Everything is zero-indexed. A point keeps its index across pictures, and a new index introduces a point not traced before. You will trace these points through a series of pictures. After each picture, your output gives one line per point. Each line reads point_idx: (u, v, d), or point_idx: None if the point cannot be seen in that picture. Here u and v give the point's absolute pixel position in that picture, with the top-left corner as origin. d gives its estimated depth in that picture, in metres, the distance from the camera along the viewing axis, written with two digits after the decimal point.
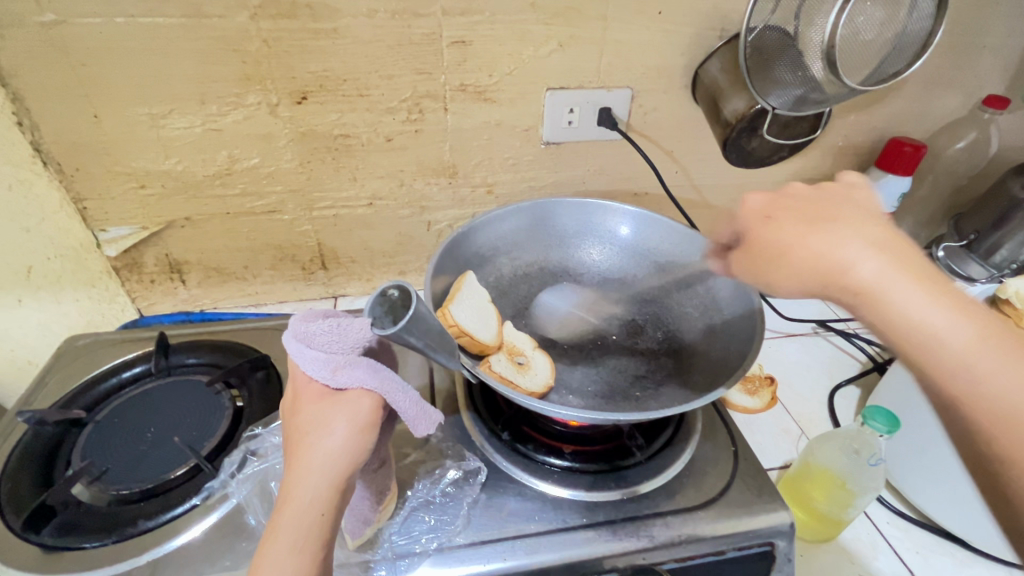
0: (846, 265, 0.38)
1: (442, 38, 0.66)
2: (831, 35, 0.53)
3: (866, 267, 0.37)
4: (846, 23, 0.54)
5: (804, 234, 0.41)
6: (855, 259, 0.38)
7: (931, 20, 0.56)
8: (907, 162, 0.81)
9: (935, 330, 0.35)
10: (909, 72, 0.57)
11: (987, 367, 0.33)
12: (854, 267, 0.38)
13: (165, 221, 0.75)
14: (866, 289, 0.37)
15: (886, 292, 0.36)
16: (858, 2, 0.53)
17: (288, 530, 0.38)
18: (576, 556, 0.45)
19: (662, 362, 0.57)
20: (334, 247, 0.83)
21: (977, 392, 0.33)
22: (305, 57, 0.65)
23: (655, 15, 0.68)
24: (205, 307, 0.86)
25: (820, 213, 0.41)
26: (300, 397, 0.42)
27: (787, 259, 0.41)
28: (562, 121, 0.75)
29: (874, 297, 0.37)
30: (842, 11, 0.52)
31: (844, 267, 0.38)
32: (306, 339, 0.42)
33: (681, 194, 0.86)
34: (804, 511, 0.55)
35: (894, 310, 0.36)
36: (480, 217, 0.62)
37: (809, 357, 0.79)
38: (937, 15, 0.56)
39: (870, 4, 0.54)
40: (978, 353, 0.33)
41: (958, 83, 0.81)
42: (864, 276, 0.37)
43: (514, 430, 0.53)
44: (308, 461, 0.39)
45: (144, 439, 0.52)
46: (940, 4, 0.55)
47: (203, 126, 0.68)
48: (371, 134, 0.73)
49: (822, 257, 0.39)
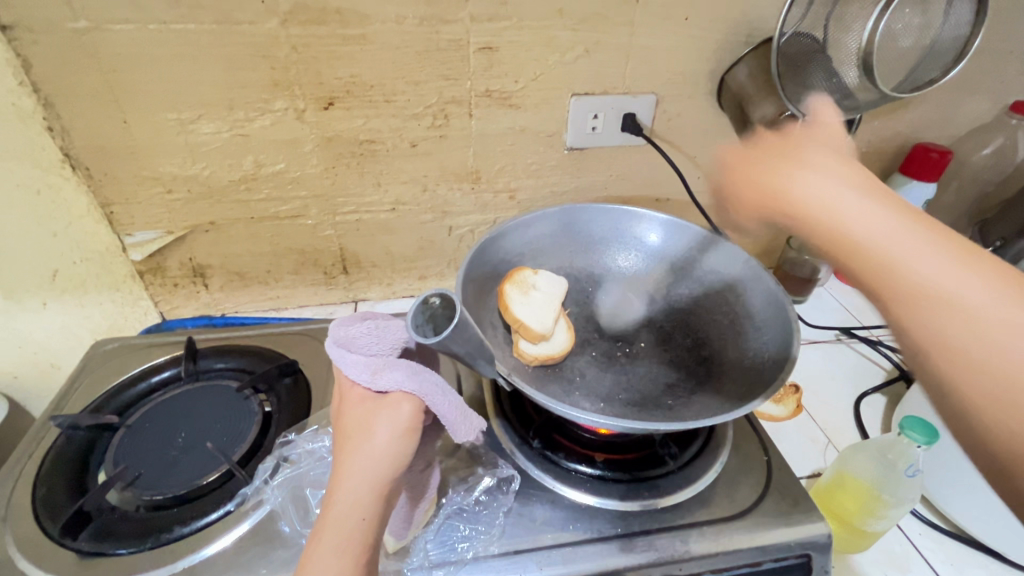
0: (802, 193, 0.44)
1: (469, 44, 0.66)
2: (869, 41, 0.54)
3: (847, 204, 0.41)
4: (883, 30, 0.53)
5: (785, 174, 0.46)
6: (819, 192, 0.43)
7: (969, 27, 0.56)
8: (933, 168, 0.81)
9: (882, 240, 0.39)
10: (945, 81, 0.57)
11: (930, 270, 0.36)
12: (814, 191, 0.43)
13: (190, 225, 0.76)
14: (835, 216, 0.41)
15: (839, 204, 0.41)
16: (897, 7, 0.53)
17: (332, 534, 0.38)
18: (612, 566, 0.45)
19: (693, 369, 0.56)
20: (356, 251, 0.83)
21: (938, 299, 0.35)
22: (334, 63, 0.65)
23: (682, 21, 0.68)
24: (227, 311, 0.86)
25: (810, 154, 0.46)
26: (346, 398, 0.42)
27: (774, 192, 0.46)
28: (586, 127, 0.75)
29: (833, 214, 0.41)
30: (882, 17, 0.52)
31: (788, 189, 0.44)
32: (348, 344, 0.43)
33: (703, 199, 0.86)
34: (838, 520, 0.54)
35: (845, 224, 0.41)
36: (505, 222, 0.62)
37: (834, 365, 0.79)
38: (976, 23, 0.56)
39: (908, 11, 0.54)
40: (922, 249, 0.37)
41: (986, 89, 0.80)
42: (823, 199, 0.42)
43: (545, 438, 0.53)
44: (352, 465, 0.39)
45: (176, 444, 0.52)
46: (979, 11, 0.55)
47: (230, 131, 0.68)
48: (396, 140, 0.73)
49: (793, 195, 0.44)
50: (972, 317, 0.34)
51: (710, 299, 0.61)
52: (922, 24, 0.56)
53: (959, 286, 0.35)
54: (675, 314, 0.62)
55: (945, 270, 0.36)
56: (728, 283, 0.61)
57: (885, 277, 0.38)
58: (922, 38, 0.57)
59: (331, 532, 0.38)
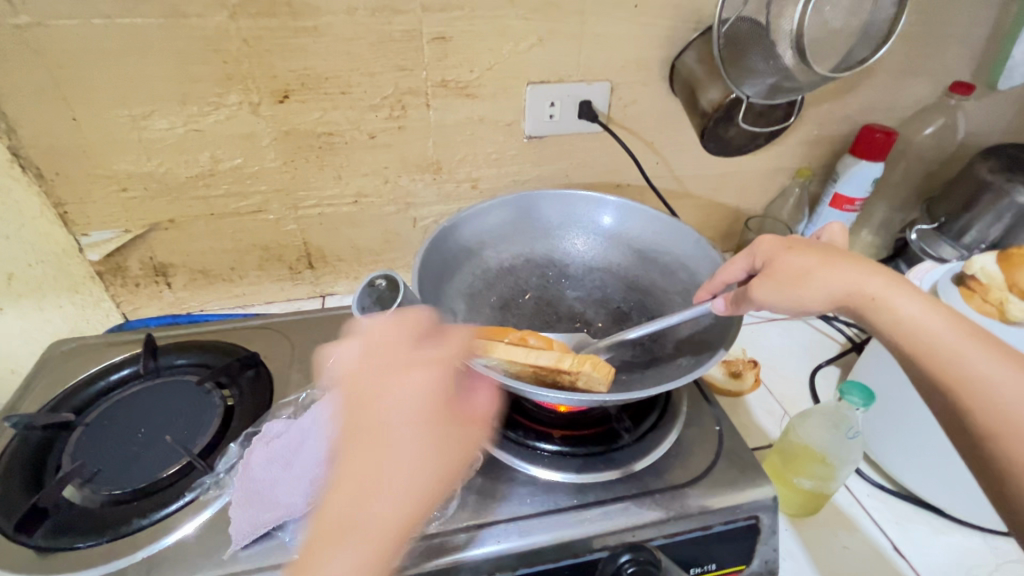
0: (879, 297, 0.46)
1: (422, 35, 0.67)
2: (800, 23, 0.56)
3: (907, 306, 0.45)
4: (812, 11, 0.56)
5: (814, 272, 0.48)
6: (906, 310, 0.45)
7: (894, 8, 0.59)
8: (879, 147, 0.84)
9: (939, 336, 0.43)
10: (875, 60, 0.59)
11: None
12: (867, 289, 0.46)
13: (148, 223, 0.75)
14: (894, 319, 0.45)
15: (894, 303, 0.45)
16: None
17: (363, 500, 0.36)
18: (569, 536, 0.46)
19: (646, 346, 0.58)
20: (321, 246, 0.83)
21: None
22: (287, 56, 0.65)
23: (632, 9, 0.69)
24: (192, 310, 0.85)
25: (830, 251, 0.49)
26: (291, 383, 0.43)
27: (810, 284, 0.48)
28: (543, 115, 0.76)
29: (884, 311, 0.46)
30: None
31: (864, 284, 0.46)
32: None
33: (662, 184, 0.88)
34: (789, 489, 0.56)
35: (902, 322, 0.45)
36: (462, 211, 0.63)
37: (790, 339, 0.81)
38: (900, 4, 0.58)
39: None
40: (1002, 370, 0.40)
41: (927, 70, 0.83)
42: (877, 296, 0.46)
43: (504, 418, 0.54)
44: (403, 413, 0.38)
45: (136, 439, 0.52)
46: None
47: (184, 127, 0.68)
48: (354, 132, 0.73)
49: (851, 288, 0.47)
50: None
51: (665, 279, 0.63)
52: (852, 9, 0.58)
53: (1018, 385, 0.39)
54: (631, 293, 0.64)
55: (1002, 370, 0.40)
56: (680, 261, 0.63)
57: (946, 375, 0.42)
58: (853, 20, 0.59)
59: (384, 486, 0.36)
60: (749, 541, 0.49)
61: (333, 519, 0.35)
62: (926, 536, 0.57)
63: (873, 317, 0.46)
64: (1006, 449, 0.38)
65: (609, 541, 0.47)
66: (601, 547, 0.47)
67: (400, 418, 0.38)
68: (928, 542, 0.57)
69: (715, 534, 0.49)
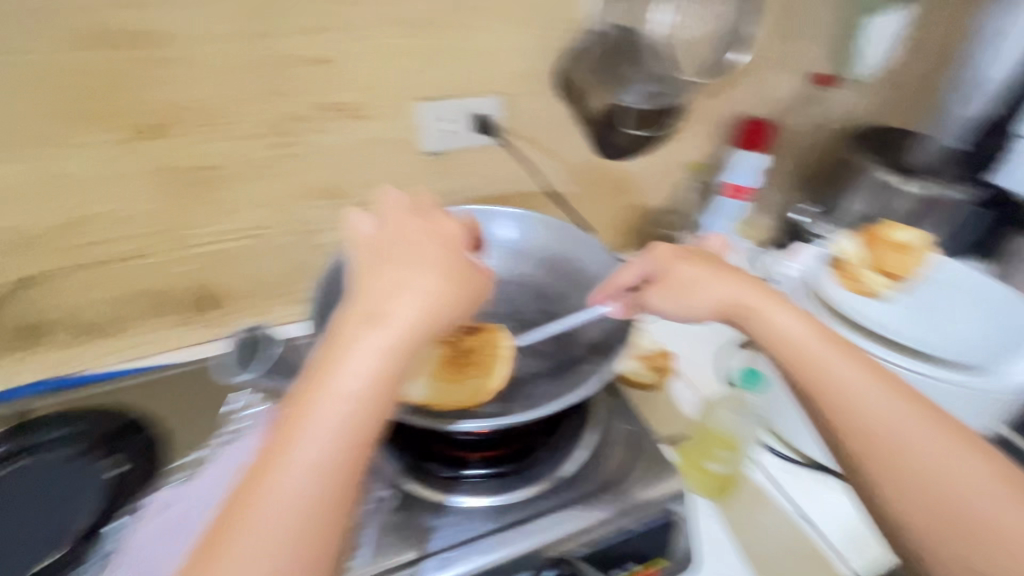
0: (761, 308, 0.49)
1: (300, 58, 0.64)
2: None
3: (782, 323, 0.48)
4: None
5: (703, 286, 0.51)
6: (783, 325, 0.47)
7: None
8: (759, 138, 0.90)
9: (817, 351, 0.45)
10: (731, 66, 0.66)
11: (896, 420, 0.41)
12: (748, 300, 0.49)
13: (9, 282, 0.67)
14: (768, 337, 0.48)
15: (769, 316, 0.48)
16: None
17: (352, 363, 0.36)
18: (491, 561, 0.46)
19: (556, 355, 0.59)
20: (219, 285, 0.78)
21: (905, 452, 0.40)
22: (150, 90, 0.60)
23: (514, 22, 0.70)
24: (77, 370, 0.77)
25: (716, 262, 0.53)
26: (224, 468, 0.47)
27: (698, 296, 0.51)
28: (440, 131, 0.75)
29: (762, 320, 0.48)
30: None
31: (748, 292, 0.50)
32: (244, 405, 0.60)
33: (568, 189, 0.89)
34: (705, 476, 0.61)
35: (778, 334, 0.47)
36: (359, 240, 0.61)
37: (699, 326, 0.84)
38: None
39: None
40: (868, 386, 0.43)
41: (795, 65, 0.90)
42: (757, 307, 0.49)
43: (421, 450, 0.54)
44: (400, 297, 0.38)
45: (14, 524, 0.50)
46: None
47: (38, 173, 0.61)
48: (240, 164, 0.69)
49: (735, 298, 0.50)
50: (938, 471, 0.39)
51: (570, 287, 0.64)
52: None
53: (888, 405, 0.42)
54: (538, 303, 0.65)
55: (873, 386, 0.43)
56: (581, 267, 0.65)
57: (822, 383, 0.44)
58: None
59: (355, 379, 0.35)
60: (667, 535, 0.51)
61: (306, 411, 0.35)
62: (828, 499, 0.62)
63: (753, 326, 0.49)
64: (865, 456, 0.41)
65: (533, 559, 0.47)
66: (525, 566, 0.47)
67: (396, 307, 0.37)
68: (831, 505, 0.62)
69: (634, 535, 0.50)
